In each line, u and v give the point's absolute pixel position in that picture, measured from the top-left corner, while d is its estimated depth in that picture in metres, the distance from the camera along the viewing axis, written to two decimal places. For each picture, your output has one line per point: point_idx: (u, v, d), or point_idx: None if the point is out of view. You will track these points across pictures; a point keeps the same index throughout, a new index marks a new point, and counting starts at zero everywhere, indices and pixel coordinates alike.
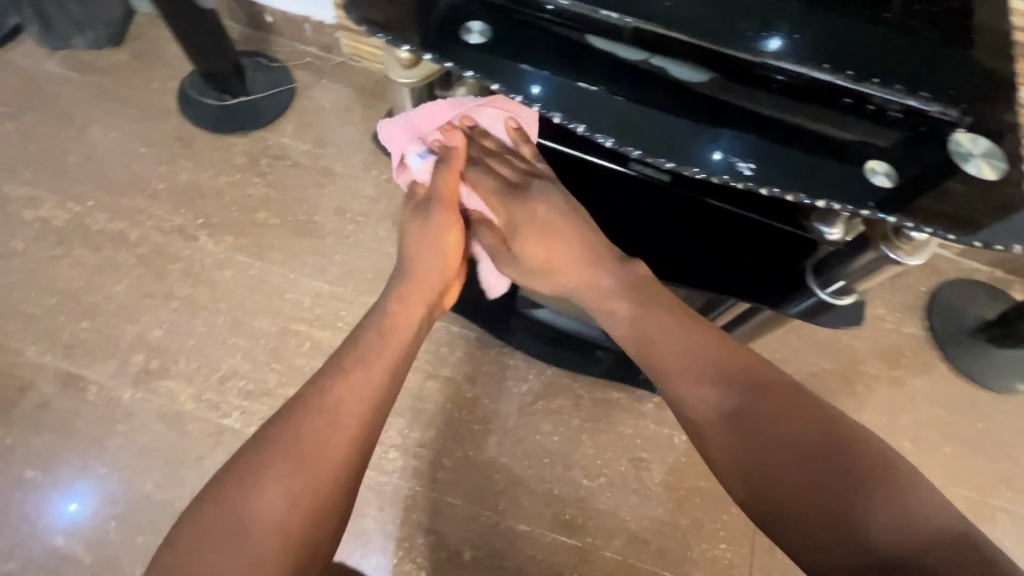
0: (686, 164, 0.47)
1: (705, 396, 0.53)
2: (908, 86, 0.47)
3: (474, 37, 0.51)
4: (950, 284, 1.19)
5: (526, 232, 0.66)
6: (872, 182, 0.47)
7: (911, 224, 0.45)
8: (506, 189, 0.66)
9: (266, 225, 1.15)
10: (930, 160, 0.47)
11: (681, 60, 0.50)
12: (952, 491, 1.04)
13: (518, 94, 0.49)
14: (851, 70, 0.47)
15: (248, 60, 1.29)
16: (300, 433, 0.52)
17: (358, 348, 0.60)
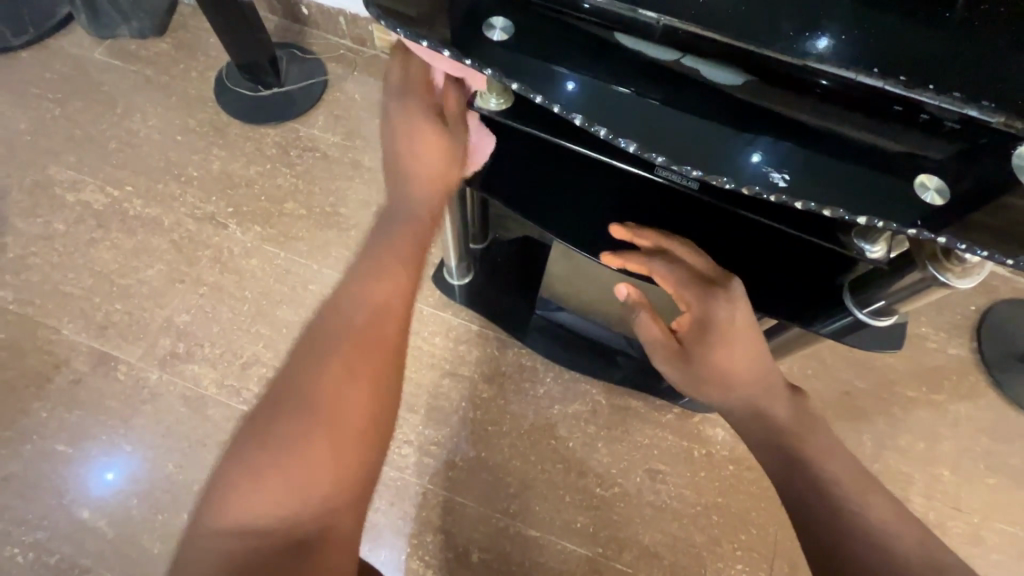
0: (715, 173, 0.44)
1: (804, 464, 0.50)
2: (970, 94, 0.42)
3: (497, 34, 0.49)
4: (1002, 304, 1.12)
5: (713, 332, 0.57)
6: (921, 200, 0.43)
7: (964, 245, 0.42)
8: (701, 285, 0.57)
9: (294, 215, 1.17)
10: (986, 177, 0.44)
11: (716, 61, 0.47)
12: (996, 527, 0.97)
13: (540, 94, 0.47)
14: (905, 75, 0.42)
15: (283, 51, 1.30)
16: (288, 405, 0.47)
17: (333, 302, 0.53)
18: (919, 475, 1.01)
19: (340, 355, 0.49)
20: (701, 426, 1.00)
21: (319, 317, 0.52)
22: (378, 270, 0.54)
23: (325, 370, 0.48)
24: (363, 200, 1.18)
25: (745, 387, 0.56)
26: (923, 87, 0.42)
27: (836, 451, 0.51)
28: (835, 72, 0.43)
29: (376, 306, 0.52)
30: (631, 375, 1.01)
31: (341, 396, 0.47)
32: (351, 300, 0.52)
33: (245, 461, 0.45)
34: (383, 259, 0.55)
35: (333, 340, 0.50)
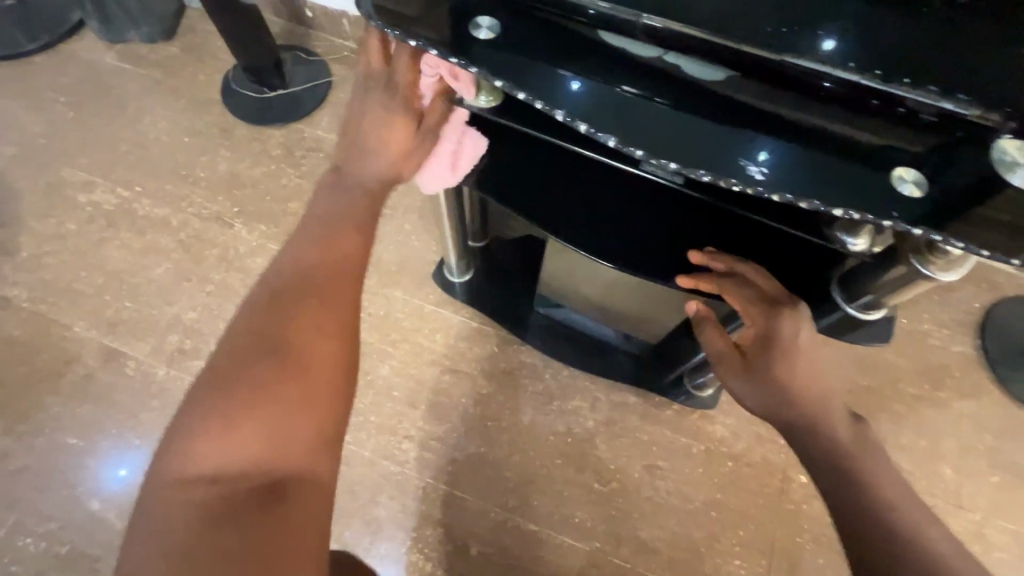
0: (692, 166, 0.45)
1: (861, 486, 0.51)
2: (944, 88, 0.42)
3: (484, 33, 0.50)
4: (1008, 301, 1.11)
5: (779, 351, 0.58)
6: (899, 191, 0.43)
7: (940, 236, 0.43)
8: (765, 305, 0.59)
9: (298, 215, 1.19)
10: (966, 169, 0.44)
11: (693, 57, 0.48)
12: (999, 525, 0.97)
13: (525, 91, 0.48)
14: (879, 69, 0.43)
15: (287, 54, 1.33)
16: (242, 367, 0.47)
17: (283, 268, 0.54)
18: (921, 472, 1.00)
19: (293, 315, 0.50)
20: (700, 422, 1.00)
21: (266, 283, 0.53)
22: (327, 235, 0.56)
23: (280, 330, 0.49)
24: None
25: (808, 404, 0.57)
26: (899, 81, 0.43)
27: (893, 477, 0.51)
28: (811, 65, 0.44)
29: (328, 268, 0.53)
30: (629, 371, 1.02)
31: (296, 353, 0.48)
32: (302, 264, 0.54)
33: (201, 424, 0.45)
34: (336, 225, 0.56)
35: (283, 303, 0.51)
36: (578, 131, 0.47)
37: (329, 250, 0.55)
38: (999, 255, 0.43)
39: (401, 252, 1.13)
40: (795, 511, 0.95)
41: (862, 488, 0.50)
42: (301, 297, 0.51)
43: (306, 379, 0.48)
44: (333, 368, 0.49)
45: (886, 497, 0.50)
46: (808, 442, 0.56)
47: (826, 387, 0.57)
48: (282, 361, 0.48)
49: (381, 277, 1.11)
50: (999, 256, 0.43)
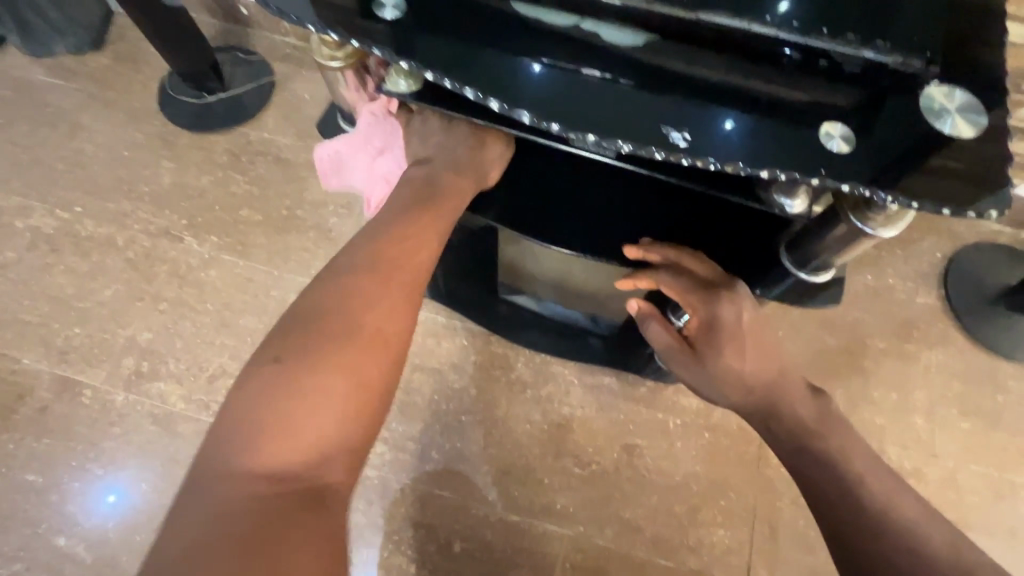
0: (610, 137, 0.43)
1: (833, 464, 0.52)
2: (862, 37, 0.44)
3: (389, 12, 0.47)
4: (968, 249, 1.12)
5: (726, 336, 0.59)
6: (828, 148, 0.42)
7: (867, 190, 0.41)
8: (705, 290, 0.60)
9: (250, 222, 1.15)
10: (895, 118, 0.43)
11: (613, 23, 0.46)
12: (970, 470, 0.98)
13: (431, 71, 0.45)
14: (797, 22, 0.44)
15: (225, 55, 1.27)
16: (296, 379, 0.49)
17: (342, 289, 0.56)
18: (894, 425, 1.01)
19: (352, 339, 0.53)
20: (674, 397, 1.00)
21: (321, 302, 0.55)
22: (379, 257, 0.58)
23: (340, 350, 0.52)
24: (319, 200, 1.16)
25: (766, 384, 0.58)
26: (818, 33, 0.44)
27: (862, 454, 0.53)
28: (727, 22, 0.45)
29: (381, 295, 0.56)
30: (599, 351, 1.00)
31: (347, 374, 0.51)
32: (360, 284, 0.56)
33: (250, 431, 0.46)
34: (392, 245, 0.59)
35: (341, 325, 0.53)
36: (491, 109, 0.45)
37: (383, 277, 0.57)
38: (928, 207, 0.41)
39: None
40: (772, 476, 0.95)
41: (829, 463, 0.52)
42: (362, 321, 0.54)
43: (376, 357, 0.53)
44: (377, 389, 0.52)
45: (854, 471, 0.51)
46: (768, 424, 0.57)
47: (779, 366, 0.59)
48: (332, 384, 0.50)
49: None
50: (930, 209, 0.41)
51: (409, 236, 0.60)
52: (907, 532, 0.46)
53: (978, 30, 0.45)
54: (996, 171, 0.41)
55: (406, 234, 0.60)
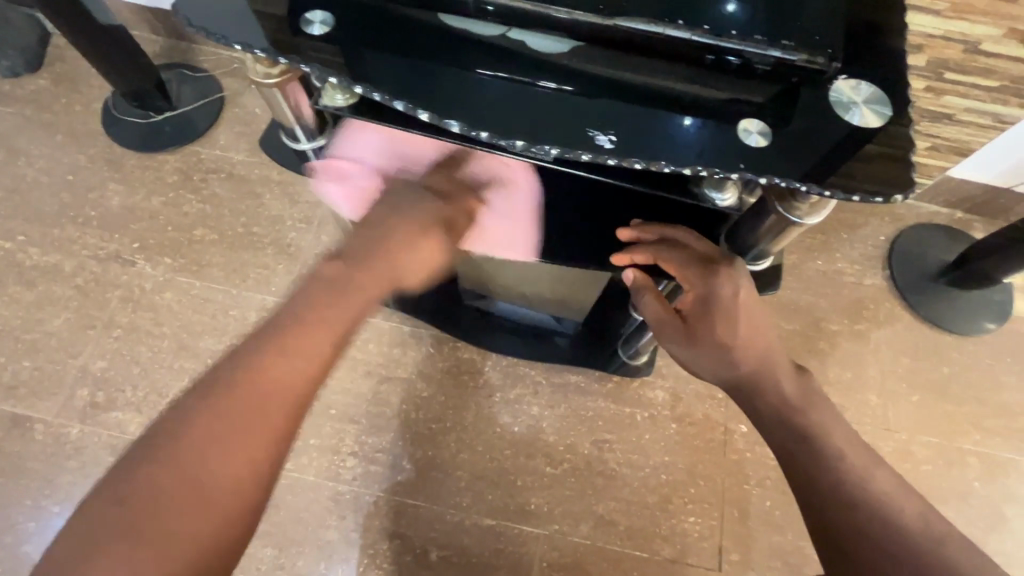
0: (538, 142, 0.44)
1: (815, 443, 0.51)
2: (770, 36, 0.45)
3: (316, 27, 0.48)
4: (909, 230, 1.17)
5: (723, 309, 0.59)
6: (747, 143, 0.44)
7: (781, 181, 0.43)
8: (700, 265, 0.60)
9: (205, 241, 1.12)
10: (806, 112, 0.45)
11: (537, 30, 0.47)
12: (922, 440, 1.03)
13: (360, 84, 0.46)
14: (708, 25, 0.45)
15: (171, 73, 1.24)
16: (155, 487, 0.40)
17: (239, 374, 0.46)
18: (849, 402, 1.06)
19: (237, 439, 0.44)
20: (640, 390, 1.02)
21: (204, 389, 0.45)
22: (282, 338, 0.49)
23: (227, 439, 0.43)
24: (275, 216, 1.15)
25: (753, 358, 0.57)
26: (728, 34, 0.45)
27: (842, 430, 0.52)
28: (644, 28, 0.46)
29: (280, 386, 0.46)
30: (565, 350, 1.01)
31: (225, 480, 0.42)
32: (259, 371, 0.46)
33: (96, 517, 0.39)
34: (301, 325, 0.50)
35: (226, 424, 0.44)
36: (422, 119, 0.46)
37: (304, 342, 0.49)
38: (841, 195, 0.43)
39: None
40: (739, 460, 0.98)
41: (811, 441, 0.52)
42: (267, 397, 0.46)
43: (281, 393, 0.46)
44: (259, 482, 0.44)
45: (835, 448, 0.51)
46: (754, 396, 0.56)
47: (766, 342, 0.58)
48: (209, 482, 0.42)
49: None
50: (844, 197, 0.43)
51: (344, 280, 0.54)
52: (887, 517, 0.46)
53: (880, 25, 0.48)
54: (903, 156, 0.43)
55: (310, 313, 0.51)
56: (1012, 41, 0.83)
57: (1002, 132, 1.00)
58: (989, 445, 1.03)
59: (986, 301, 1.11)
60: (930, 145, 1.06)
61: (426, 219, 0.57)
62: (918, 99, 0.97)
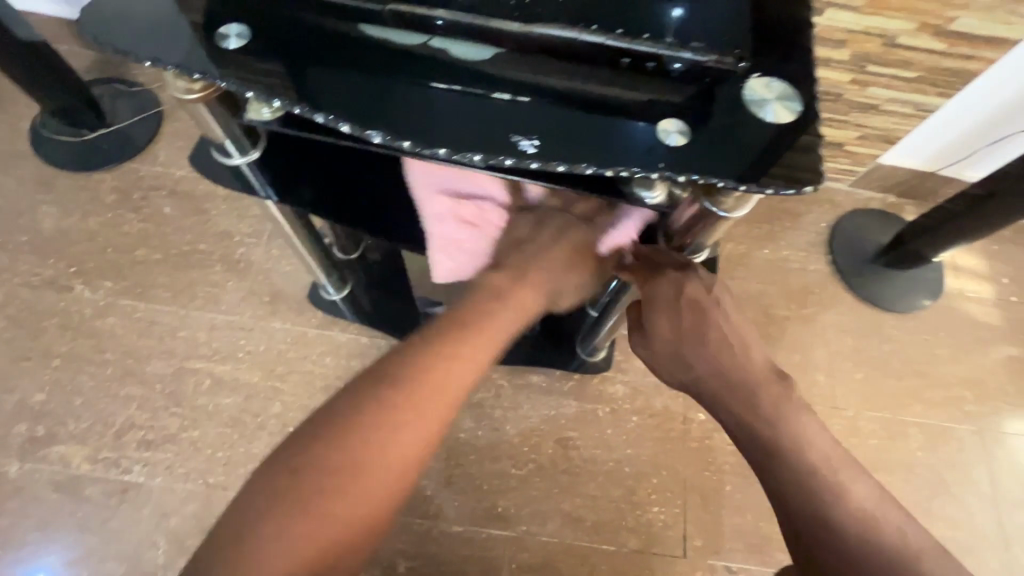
0: (459, 149, 0.46)
1: (777, 451, 0.55)
2: (681, 39, 0.48)
3: (232, 41, 0.49)
4: (848, 215, 1.23)
5: (665, 304, 0.62)
6: (667, 142, 0.46)
7: (699, 177, 0.45)
8: (650, 269, 0.65)
9: (148, 261, 1.08)
10: (723, 110, 0.47)
11: (460, 39, 0.50)
12: (868, 416, 1.08)
13: (278, 98, 0.48)
14: (620, 28, 0.48)
15: (104, 89, 1.19)
16: (313, 521, 0.51)
17: (381, 406, 0.57)
18: (800, 384, 1.10)
19: (384, 449, 0.55)
20: (601, 385, 1.03)
21: (355, 412, 0.57)
22: (415, 398, 0.58)
23: (379, 464, 0.55)
24: (222, 232, 1.11)
25: (712, 362, 0.60)
26: (642, 37, 0.48)
27: (809, 438, 0.55)
28: (563, 34, 0.49)
29: (418, 410, 0.58)
30: (525, 351, 1.02)
31: (373, 494, 0.54)
32: (397, 399, 0.58)
33: (278, 508, 0.50)
34: (446, 362, 0.61)
35: (376, 436, 0.56)
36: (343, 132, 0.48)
37: (447, 386, 0.60)
38: (756, 186, 0.44)
39: (274, 281, 1.08)
40: (699, 447, 1.00)
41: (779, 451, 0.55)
42: (418, 435, 0.57)
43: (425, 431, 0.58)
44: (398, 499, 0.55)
45: (795, 454, 0.54)
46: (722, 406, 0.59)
47: (726, 346, 0.60)
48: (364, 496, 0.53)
49: (257, 312, 1.05)
50: (759, 188, 0.44)
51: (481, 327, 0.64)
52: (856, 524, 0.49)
53: (788, 21, 0.50)
54: (814, 149, 0.46)
55: (457, 348, 0.62)
56: (927, 34, 0.88)
57: (924, 120, 1.06)
58: (929, 415, 1.09)
59: (919, 280, 1.17)
60: (860, 135, 1.11)
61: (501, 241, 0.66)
62: (846, 91, 1.02)
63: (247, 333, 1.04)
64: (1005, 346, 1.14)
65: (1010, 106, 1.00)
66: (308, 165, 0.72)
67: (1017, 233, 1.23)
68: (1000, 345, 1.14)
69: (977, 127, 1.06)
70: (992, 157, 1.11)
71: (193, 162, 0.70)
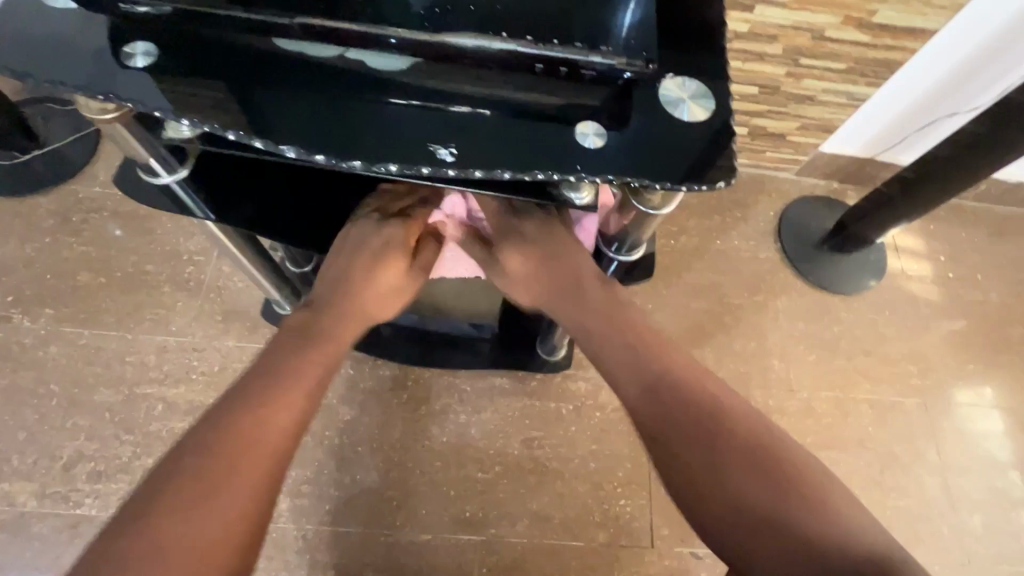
0: (374, 162, 0.49)
1: (656, 399, 0.58)
2: (588, 44, 0.54)
3: (139, 58, 0.51)
4: (794, 203, 1.27)
5: (558, 286, 0.70)
6: (585, 144, 0.50)
7: (614, 177, 0.49)
8: (537, 248, 0.70)
9: (91, 286, 1.05)
10: (635, 115, 0.52)
11: (377, 50, 0.54)
12: (821, 396, 1.12)
13: (185, 117, 0.50)
14: (530, 35, 0.54)
15: (35, 108, 1.15)
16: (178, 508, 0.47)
17: (246, 388, 0.57)
18: (756, 369, 1.13)
19: (224, 496, 0.49)
20: (563, 383, 1.04)
21: (224, 400, 0.56)
22: (279, 370, 0.59)
23: (248, 436, 0.53)
24: (170, 251, 1.08)
25: (597, 330, 0.66)
26: (552, 44, 0.54)
27: (679, 379, 0.59)
28: (477, 43, 0.54)
29: (255, 447, 0.52)
30: (486, 354, 1.02)
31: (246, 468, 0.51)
32: (266, 380, 0.58)
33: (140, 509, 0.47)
34: (279, 390, 0.57)
35: (203, 489, 0.49)
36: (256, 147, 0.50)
37: (309, 355, 0.62)
38: (672, 184, 0.49)
39: (226, 298, 1.05)
40: None
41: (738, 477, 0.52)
42: (283, 402, 0.56)
43: (293, 396, 0.58)
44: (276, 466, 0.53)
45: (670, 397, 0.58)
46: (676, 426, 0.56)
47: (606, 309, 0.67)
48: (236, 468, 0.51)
49: (209, 331, 1.02)
50: (674, 185, 0.49)
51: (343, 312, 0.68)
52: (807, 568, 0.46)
53: (692, 28, 0.56)
54: (723, 147, 0.51)
55: (291, 376, 0.59)
56: (851, 27, 0.92)
57: (856, 109, 1.11)
58: (878, 392, 1.13)
59: (863, 263, 1.22)
60: (800, 125, 1.15)
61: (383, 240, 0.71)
62: (782, 84, 1.05)
63: (199, 354, 1.01)
64: (947, 321, 1.20)
65: (934, 92, 1.05)
66: (245, 182, 0.70)
67: (951, 212, 1.29)
68: (942, 321, 1.20)
69: (905, 114, 1.11)
70: (924, 140, 1.16)
71: (121, 186, 0.69)
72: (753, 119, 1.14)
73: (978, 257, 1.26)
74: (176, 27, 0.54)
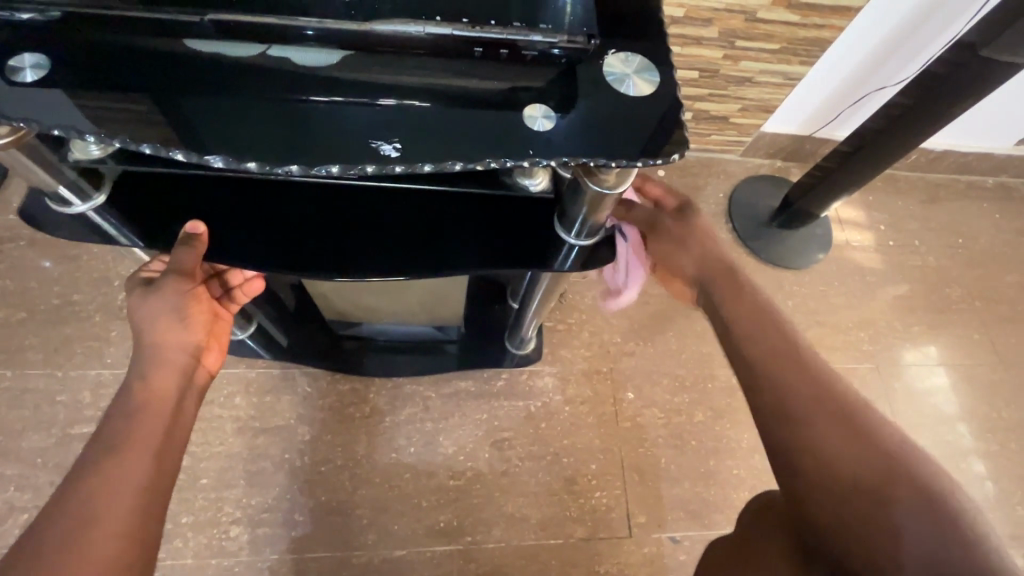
0: (309, 163, 0.47)
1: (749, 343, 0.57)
2: (528, 22, 0.51)
3: (28, 72, 0.47)
4: (742, 183, 1.29)
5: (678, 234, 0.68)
6: (534, 127, 0.49)
7: (567, 159, 0.48)
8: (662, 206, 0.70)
9: (11, 323, 0.96)
10: (582, 93, 0.50)
11: (300, 44, 0.51)
12: None
13: (90, 133, 0.46)
14: (465, 17, 0.51)
15: None
16: None
17: (94, 453, 0.52)
18: None
19: (98, 547, 0.46)
20: (530, 381, 1.03)
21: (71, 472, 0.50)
22: (126, 421, 0.55)
23: (106, 493, 0.49)
24: (99, 279, 1.00)
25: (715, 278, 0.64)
26: (489, 24, 0.51)
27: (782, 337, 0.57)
28: (409, 27, 0.51)
29: (119, 492, 0.49)
30: (449, 357, 0.99)
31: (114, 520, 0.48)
32: (114, 435, 0.53)
33: None
34: (117, 456, 0.51)
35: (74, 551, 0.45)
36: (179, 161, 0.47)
37: (158, 398, 0.58)
38: (626, 161, 0.48)
39: None
40: (632, 426, 1.02)
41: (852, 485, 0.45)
42: (138, 444, 0.53)
43: (149, 437, 0.55)
44: (153, 507, 0.50)
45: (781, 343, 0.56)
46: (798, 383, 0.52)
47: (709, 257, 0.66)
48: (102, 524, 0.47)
49: None
50: (628, 162, 0.48)
51: (164, 365, 0.61)
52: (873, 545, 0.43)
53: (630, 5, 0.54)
54: (675, 120, 0.50)
55: (129, 437, 0.53)
56: (780, 8, 0.94)
57: (793, 88, 1.14)
58: (834, 360, 1.17)
59: (810, 237, 1.26)
60: (741, 107, 1.17)
61: (178, 309, 0.63)
62: (720, 67, 1.07)
63: None
64: (891, 286, 1.25)
65: (864, 66, 1.09)
66: (178, 198, 0.66)
67: (887, 182, 1.35)
68: (886, 286, 1.25)
69: (840, 90, 1.15)
70: (858, 115, 1.20)
71: (23, 216, 0.62)
72: (696, 103, 1.16)
73: (915, 223, 1.32)
74: (69, 35, 0.49)
